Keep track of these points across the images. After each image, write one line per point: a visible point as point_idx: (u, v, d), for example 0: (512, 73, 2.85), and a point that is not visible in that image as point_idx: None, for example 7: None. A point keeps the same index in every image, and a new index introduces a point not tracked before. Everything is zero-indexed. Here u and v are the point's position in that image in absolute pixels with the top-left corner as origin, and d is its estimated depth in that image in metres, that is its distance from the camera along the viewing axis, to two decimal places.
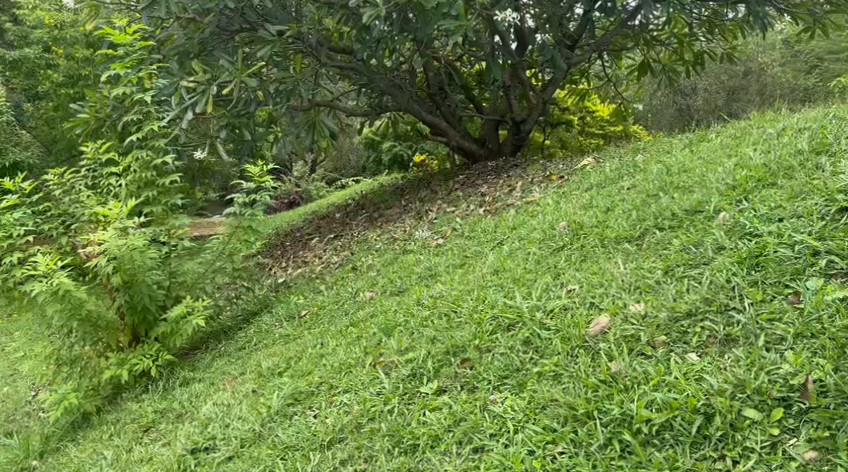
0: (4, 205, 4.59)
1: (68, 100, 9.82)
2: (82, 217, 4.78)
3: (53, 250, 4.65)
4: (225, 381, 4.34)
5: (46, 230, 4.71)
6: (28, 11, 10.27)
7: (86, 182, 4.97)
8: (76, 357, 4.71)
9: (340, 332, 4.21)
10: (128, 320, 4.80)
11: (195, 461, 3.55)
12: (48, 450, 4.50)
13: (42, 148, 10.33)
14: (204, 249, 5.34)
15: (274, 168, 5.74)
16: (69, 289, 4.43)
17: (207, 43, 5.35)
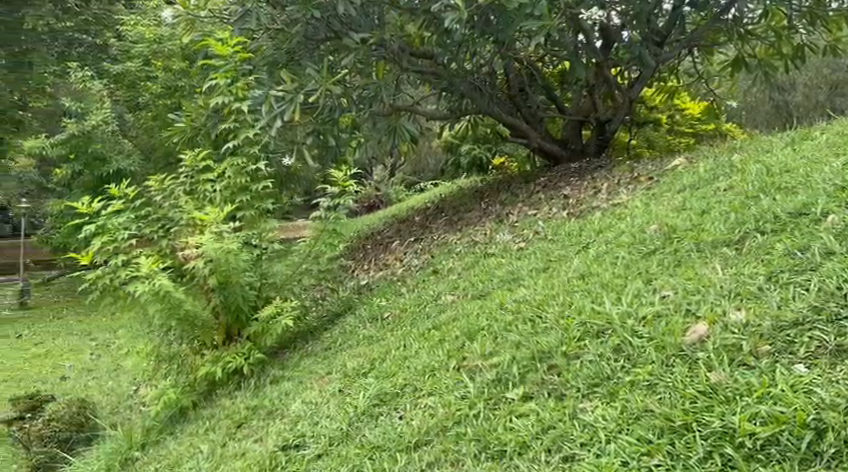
0: (110, 210, 4.89)
1: (166, 109, 10.45)
2: (180, 221, 5.00)
3: (155, 252, 4.94)
4: (313, 380, 4.40)
5: (148, 233, 4.97)
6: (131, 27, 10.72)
7: (185, 188, 5.20)
8: (175, 353, 4.99)
9: (423, 334, 4.20)
10: (223, 320, 4.95)
11: (286, 458, 3.61)
12: (149, 443, 4.64)
13: (141, 155, 10.77)
14: (291, 253, 5.46)
15: (358, 173, 5.78)
16: (170, 290, 4.60)
17: (293, 52, 5.46)
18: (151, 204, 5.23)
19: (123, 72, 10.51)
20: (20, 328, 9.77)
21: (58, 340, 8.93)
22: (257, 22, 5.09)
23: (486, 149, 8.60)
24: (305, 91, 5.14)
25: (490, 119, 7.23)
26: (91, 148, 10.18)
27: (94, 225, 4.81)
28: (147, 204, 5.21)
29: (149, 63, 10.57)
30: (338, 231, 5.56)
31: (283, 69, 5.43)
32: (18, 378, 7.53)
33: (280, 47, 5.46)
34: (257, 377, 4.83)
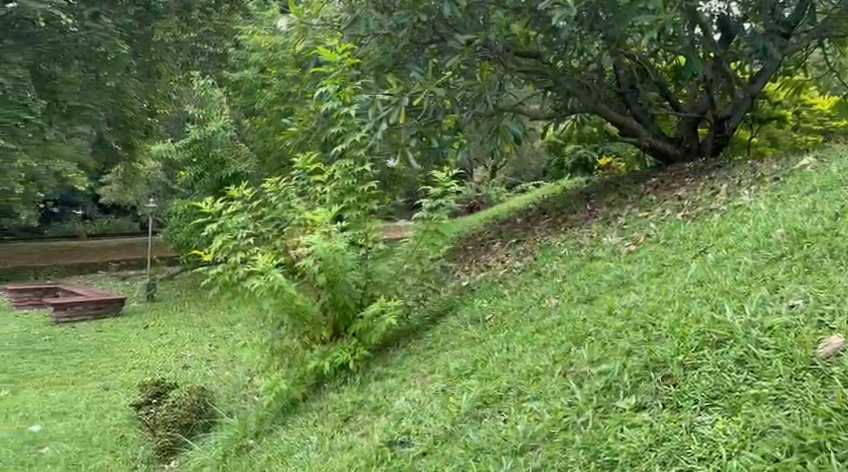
0: (229, 210, 5.25)
1: (280, 115, 10.37)
2: (293, 221, 5.24)
3: (269, 250, 5.13)
4: (416, 378, 4.43)
5: (264, 232, 5.26)
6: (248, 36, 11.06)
7: (297, 189, 5.48)
8: (288, 346, 5.08)
9: (526, 337, 4.12)
10: (331, 316, 5.02)
11: (392, 454, 3.63)
12: (262, 433, 4.83)
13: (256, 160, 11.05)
14: (395, 253, 5.46)
15: (459, 173, 5.73)
16: (284, 285, 4.78)
17: (398, 57, 5.46)
18: (266, 204, 5.54)
19: (240, 80, 10.99)
20: (142, 320, 10.29)
21: (176, 331, 9.36)
22: (365, 26, 5.13)
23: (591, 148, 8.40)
24: (411, 94, 5.14)
25: (598, 117, 7.05)
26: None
27: (215, 225, 5.22)
28: (264, 204, 5.56)
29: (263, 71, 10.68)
30: (441, 232, 5.52)
31: (389, 74, 5.43)
32: (144, 367, 7.94)
33: (387, 52, 5.40)
34: (362, 374, 4.91)
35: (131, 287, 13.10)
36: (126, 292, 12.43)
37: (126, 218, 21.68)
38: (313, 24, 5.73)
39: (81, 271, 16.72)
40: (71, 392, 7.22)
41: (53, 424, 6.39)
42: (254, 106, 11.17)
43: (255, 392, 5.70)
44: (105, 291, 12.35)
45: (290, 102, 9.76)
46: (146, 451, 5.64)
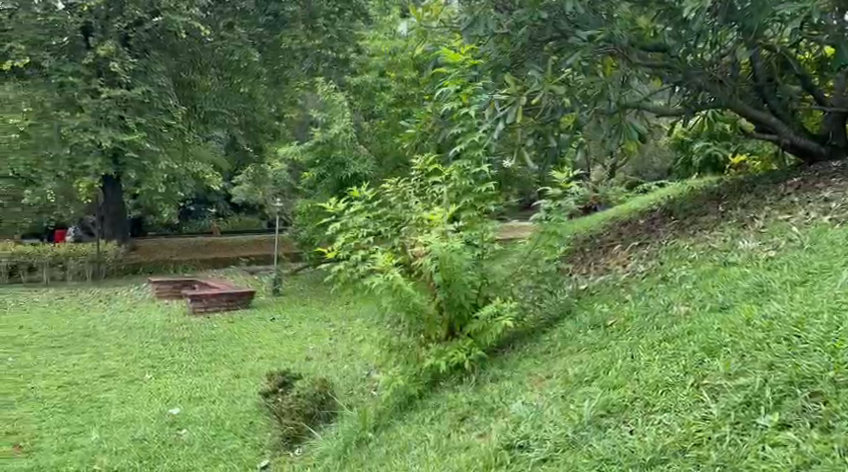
0: (352, 210, 5.49)
1: (399, 117, 10.83)
2: (413, 220, 5.31)
3: (388, 248, 5.27)
4: (533, 381, 4.34)
5: (383, 231, 5.38)
6: (369, 41, 11.21)
7: (416, 190, 5.61)
8: (404, 343, 5.12)
9: (652, 345, 3.94)
10: (446, 315, 5.00)
11: (511, 457, 3.54)
12: (380, 426, 4.86)
13: (375, 160, 11.14)
14: (510, 253, 5.37)
15: (579, 175, 5.57)
16: (403, 283, 4.83)
17: (519, 55, 5.37)
18: (386, 205, 5.65)
19: (361, 84, 11.22)
20: (269, 312, 10.55)
21: (300, 324, 9.56)
22: (486, 26, 5.06)
23: (723, 146, 8.01)
24: (530, 92, 5.02)
25: (731, 113, 6.70)
26: (333, 152, 10.83)
27: (339, 223, 5.49)
28: (384, 205, 5.62)
29: (383, 74, 11.00)
30: (559, 233, 5.37)
31: (508, 73, 5.35)
32: (270, 357, 8.14)
33: (505, 52, 5.36)
34: (477, 374, 4.88)
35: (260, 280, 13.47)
36: (254, 286, 12.82)
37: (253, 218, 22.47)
38: (432, 27, 5.56)
39: (216, 264, 17.33)
40: (206, 379, 7.51)
41: (190, 407, 6.66)
42: (373, 109, 11.24)
43: (376, 391, 5.72)
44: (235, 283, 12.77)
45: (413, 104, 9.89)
46: (272, 438, 5.81)
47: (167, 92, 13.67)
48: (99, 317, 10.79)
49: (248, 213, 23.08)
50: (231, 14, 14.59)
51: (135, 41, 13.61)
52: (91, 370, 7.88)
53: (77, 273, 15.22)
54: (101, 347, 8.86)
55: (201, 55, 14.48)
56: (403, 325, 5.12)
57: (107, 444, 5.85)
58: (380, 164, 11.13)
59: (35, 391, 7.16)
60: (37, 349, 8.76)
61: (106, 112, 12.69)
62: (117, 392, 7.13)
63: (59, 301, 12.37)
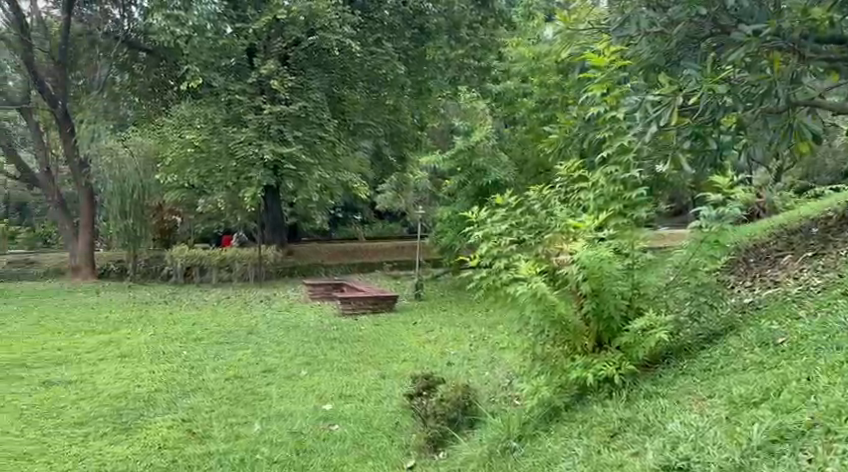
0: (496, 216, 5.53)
1: (540, 122, 10.70)
2: (555, 229, 5.14)
3: (531, 256, 5.14)
4: (692, 401, 4.06)
5: (527, 238, 5.31)
6: (512, 47, 11.10)
7: (560, 196, 5.50)
8: (548, 353, 4.96)
9: (832, 368, 3.66)
10: (593, 327, 4.81)
11: None
12: (525, 436, 4.73)
13: (516, 168, 11.04)
14: (666, 263, 5.12)
15: (743, 180, 5.08)
16: (546, 292, 4.70)
17: (673, 53, 4.72)
18: (530, 212, 5.55)
19: (504, 91, 11.10)
20: (414, 316, 10.60)
21: (440, 329, 9.55)
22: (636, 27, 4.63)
23: None
24: (686, 93, 4.45)
25: None
26: (473, 161, 10.72)
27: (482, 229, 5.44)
28: (527, 212, 5.55)
29: (526, 80, 10.88)
30: (721, 243, 4.95)
31: (662, 72, 4.72)
32: (413, 358, 8.21)
33: (658, 50, 4.70)
34: (628, 390, 4.63)
35: (402, 285, 13.63)
36: (396, 289, 12.98)
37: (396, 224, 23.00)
38: (580, 30, 5.32)
39: (358, 268, 17.69)
40: (355, 377, 7.66)
41: (341, 404, 6.81)
42: (516, 116, 11.21)
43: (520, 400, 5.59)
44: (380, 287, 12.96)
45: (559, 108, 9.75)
46: (417, 440, 5.78)
47: (322, 106, 14.63)
48: (261, 316, 11.28)
49: (393, 220, 23.62)
50: (380, 29, 15.36)
51: (293, 60, 14.95)
52: (253, 365, 8.24)
53: (242, 275, 16.06)
54: (263, 344, 9.28)
55: (353, 72, 15.19)
56: (546, 335, 4.93)
57: (268, 436, 6.08)
58: (520, 172, 11.01)
59: (206, 383, 7.61)
60: (207, 344, 9.31)
61: (268, 126, 14.19)
62: (276, 387, 7.40)
63: (223, 300, 13.15)
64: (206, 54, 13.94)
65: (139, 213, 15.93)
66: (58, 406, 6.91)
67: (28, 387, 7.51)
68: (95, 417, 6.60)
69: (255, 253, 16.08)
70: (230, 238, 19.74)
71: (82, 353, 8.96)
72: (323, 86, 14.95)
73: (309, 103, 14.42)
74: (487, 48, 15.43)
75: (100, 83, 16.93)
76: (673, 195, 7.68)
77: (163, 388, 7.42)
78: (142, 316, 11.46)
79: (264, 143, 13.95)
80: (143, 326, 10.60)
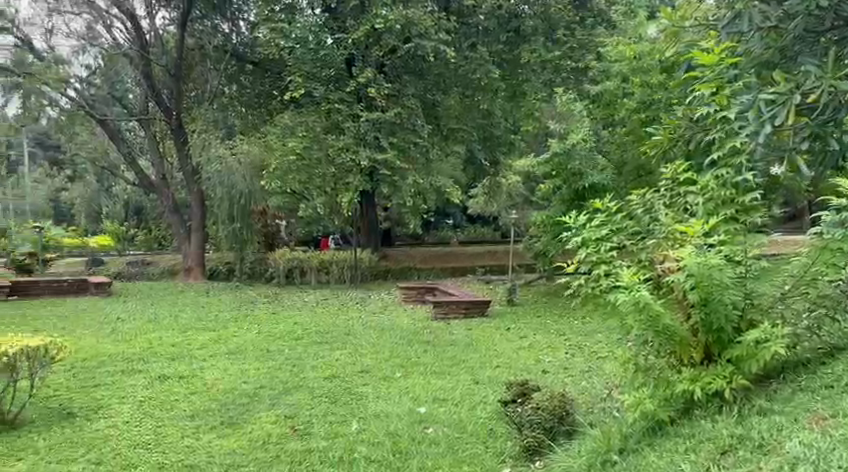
0: (593, 220, 5.31)
1: (643, 123, 10.11)
2: (660, 236, 4.93)
3: (635, 264, 4.94)
4: (812, 419, 3.86)
5: (628, 244, 5.10)
6: (612, 48, 10.86)
7: (664, 200, 5.26)
8: (650, 365, 4.79)
9: None
10: (701, 338, 4.59)
11: None
12: (627, 451, 4.51)
13: (614, 172, 10.67)
14: (783, 271, 4.90)
15: None
16: (650, 301, 4.48)
17: (789, 48, 4.04)
18: (632, 218, 5.35)
19: (603, 92, 10.80)
20: (509, 321, 10.45)
21: (536, 336, 9.37)
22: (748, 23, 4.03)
23: None
24: (803, 90, 3.83)
25: None
26: (570, 164, 10.58)
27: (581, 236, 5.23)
28: (628, 217, 5.36)
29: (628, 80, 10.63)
30: (845, 249, 4.59)
31: (776, 69, 4.09)
32: (508, 365, 8.06)
33: (771, 46, 4.08)
34: (740, 404, 4.39)
35: (495, 290, 13.52)
36: (489, 294, 12.87)
37: (488, 228, 22.93)
38: (685, 28, 4.87)
39: (451, 272, 17.68)
40: (450, 381, 7.58)
41: (436, 408, 6.75)
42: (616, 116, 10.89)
43: (621, 413, 5.32)
44: (473, 292, 12.86)
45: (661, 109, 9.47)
46: (513, 447, 5.68)
47: (416, 112, 14.82)
48: (357, 318, 11.39)
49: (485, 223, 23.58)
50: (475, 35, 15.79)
51: (390, 68, 15.22)
52: (350, 365, 8.29)
53: (339, 277, 16.23)
54: (360, 345, 9.33)
55: (447, 77, 15.44)
56: (650, 345, 4.79)
57: (365, 435, 6.08)
58: (619, 175, 10.65)
59: (306, 381, 7.70)
60: (308, 343, 9.44)
61: (365, 134, 14.40)
62: (373, 388, 7.41)
63: (320, 302, 13.32)
64: (309, 64, 14.53)
65: (245, 217, 16.65)
66: (171, 398, 7.13)
67: (147, 380, 7.81)
68: (207, 410, 6.78)
69: (350, 257, 16.38)
70: (326, 241, 20.12)
71: (193, 348, 9.22)
72: (418, 92, 15.30)
73: (404, 109, 14.66)
74: (585, 49, 15.14)
75: (210, 93, 17.16)
76: (788, 199, 7.33)
77: (267, 385, 7.53)
78: (245, 316, 11.72)
79: (361, 149, 14.22)
80: (246, 324, 10.84)
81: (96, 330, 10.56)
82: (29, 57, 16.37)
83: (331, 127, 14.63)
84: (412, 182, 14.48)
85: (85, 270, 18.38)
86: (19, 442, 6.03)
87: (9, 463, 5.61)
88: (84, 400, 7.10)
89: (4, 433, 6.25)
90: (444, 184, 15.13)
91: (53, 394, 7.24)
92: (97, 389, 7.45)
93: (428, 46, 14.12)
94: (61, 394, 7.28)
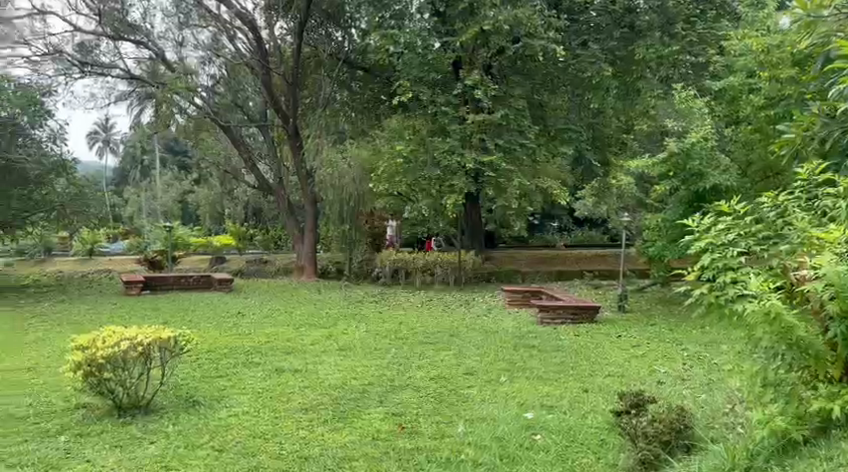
0: (716, 225, 4.95)
1: (771, 123, 9.60)
2: (795, 241, 4.56)
3: (764, 271, 4.59)
4: None
5: (758, 250, 4.74)
6: (737, 41, 10.40)
7: (800, 203, 4.90)
8: (781, 380, 4.44)
9: None
10: (841, 352, 4.21)
11: None
12: (754, 469, 4.32)
13: (738, 171, 10.18)
14: None
15: None
16: (782, 312, 4.15)
17: None
18: (762, 221, 5.00)
19: (727, 87, 10.40)
20: (621, 328, 10.08)
21: (652, 344, 8.98)
22: None
23: None
24: None
25: None
26: (688, 165, 10.12)
27: (708, 241, 4.86)
28: (758, 221, 5.00)
29: (754, 74, 10.09)
30: None
31: None
32: (619, 374, 7.73)
33: None
34: None
35: (605, 295, 13.15)
36: (599, 300, 12.45)
37: (598, 231, 22.48)
38: (825, 17, 4.29)
39: (557, 275, 17.36)
40: (558, 388, 7.33)
41: (544, 414, 6.54)
42: (740, 114, 10.40)
43: (747, 428, 4.98)
44: (582, 297, 12.50)
45: (789, 104, 8.96)
46: (628, 460, 5.34)
47: (523, 113, 14.57)
48: (462, 319, 11.26)
49: (593, 225, 23.15)
50: (586, 32, 15.68)
51: (497, 69, 15.31)
52: (455, 367, 8.16)
53: (444, 279, 16.23)
54: (466, 347, 9.19)
55: (556, 77, 15.62)
56: (782, 360, 4.35)
57: (473, 438, 5.93)
58: (744, 175, 10.23)
59: (413, 380, 7.63)
60: (414, 343, 9.40)
61: (470, 135, 14.40)
62: (478, 391, 7.25)
63: (425, 302, 13.27)
64: (417, 69, 14.67)
65: (356, 221, 16.93)
66: (288, 391, 7.22)
67: (264, 372, 7.94)
68: (318, 404, 6.80)
69: (454, 258, 16.27)
70: (432, 242, 20.11)
71: (307, 344, 9.37)
72: (525, 93, 14.99)
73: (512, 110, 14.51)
74: (705, 44, 14.59)
75: (322, 101, 17.57)
76: None
77: (374, 382, 7.52)
78: (358, 313, 11.85)
79: (466, 151, 14.11)
80: (356, 323, 10.91)
81: (218, 323, 10.88)
82: (162, 68, 17.01)
83: (438, 130, 14.79)
84: (518, 183, 14.27)
85: (208, 267, 19.09)
86: (151, 427, 6.21)
87: (142, 446, 5.80)
88: (209, 389, 7.27)
89: (137, 417, 6.45)
90: (551, 186, 14.84)
91: (181, 384, 7.46)
92: (221, 379, 7.64)
93: (537, 45, 14.02)
94: (189, 383, 7.50)
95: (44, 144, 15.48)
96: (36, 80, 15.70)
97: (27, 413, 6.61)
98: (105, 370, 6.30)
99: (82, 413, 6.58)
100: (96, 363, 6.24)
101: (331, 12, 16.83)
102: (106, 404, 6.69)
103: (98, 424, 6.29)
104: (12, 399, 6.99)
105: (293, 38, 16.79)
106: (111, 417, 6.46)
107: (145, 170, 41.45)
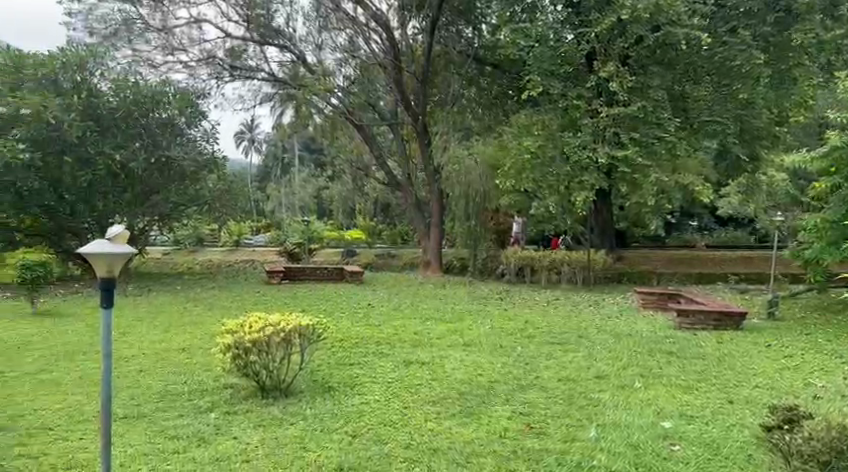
0: None
1: None
2: None
3: None
4: None
5: None
6: None
7: None
8: None
9: None
10: None
11: None
12: None
13: None
14: None
15: None
16: None
17: None
18: None
19: None
20: (765, 337, 9.37)
21: (803, 356, 8.28)
22: None
23: None
24: None
25: None
26: None
27: None
28: None
29: None
30: None
31: None
32: (768, 386, 7.16)
33: None
34: None
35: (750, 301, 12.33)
36: (744, 306, 11.66)
37: (743, 232, 21.27)
38: None
39: (696, 278, 16.43)
40: (698, 398, 6.84)
41: (683, 424, 6.11)
42: None
43: None
44: (725, 302, 11.76)
45: None
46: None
47: (663, 105, 13.90)
48: (592, 320, 10.85)
49: (738, 225, 21.93)
50: (736, 17, 14.52)
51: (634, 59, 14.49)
52: (584, 370, 7.81)
53: (571, 278, 15.73)
54: (595, 349, 8.82)
55: (699, 65, 14.56)
56: None
57: (605, 443, 5.61)
58: None
59: (540, 380, 7.35)
60: (540, 343, 9.08)
61: (603, 130, 13.96)
62: (609, 395, 6.90)
63: (553, 302, 12.86)
64: (547, 62, 14.32)
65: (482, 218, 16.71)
66: (414, 383, 7.07)
67: (394, 363, 7.89)
68: (444, 398, 6.64)
69: (583, 257, 15.71)
70: (560, 239, 19.63)
71: (432, 338, 9.23)
72: (666, 84, 14.16)
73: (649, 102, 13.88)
74: None
75: (452, 97, 17.47)
76: None
77: (500, 380, 7.30)
78: (484, 310, 11.64)
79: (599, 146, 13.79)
80: (482, 319, 10.74)
81: (346, 314, 10.97)
82: (302, 71, 17.39)
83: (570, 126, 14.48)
84: (655, 180, 13.66)
85: (339, 260, 19.41)
86: (291, 409, 6.26)
87: (284, 426, 5.84)
88: (341, 376, 7.29)
89: (278, 399, 6.51)
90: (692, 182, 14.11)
91: (317, 370, 7.51)
92: (353, 367, 7.63)
93: (681, 34, 13.47)
94: (324, 370, 7.53)
95: (199, 144, 16.03)
96: (192, 83, 16.41)
97: (183, 390, 6.81)
98: (251, 354, 6.41)
99: (230, 392, 6.72)
100: (244, 346, 6.38)
101: (461, 9, 16.78)
102: (251, 385, 6.78)
103: (243, 404, 6.40)
104: (169, 376, 7.28)
105: (424, 36, 16.88)
106: (255, 398, 6.56)
107: (285, 168, 43.14)
